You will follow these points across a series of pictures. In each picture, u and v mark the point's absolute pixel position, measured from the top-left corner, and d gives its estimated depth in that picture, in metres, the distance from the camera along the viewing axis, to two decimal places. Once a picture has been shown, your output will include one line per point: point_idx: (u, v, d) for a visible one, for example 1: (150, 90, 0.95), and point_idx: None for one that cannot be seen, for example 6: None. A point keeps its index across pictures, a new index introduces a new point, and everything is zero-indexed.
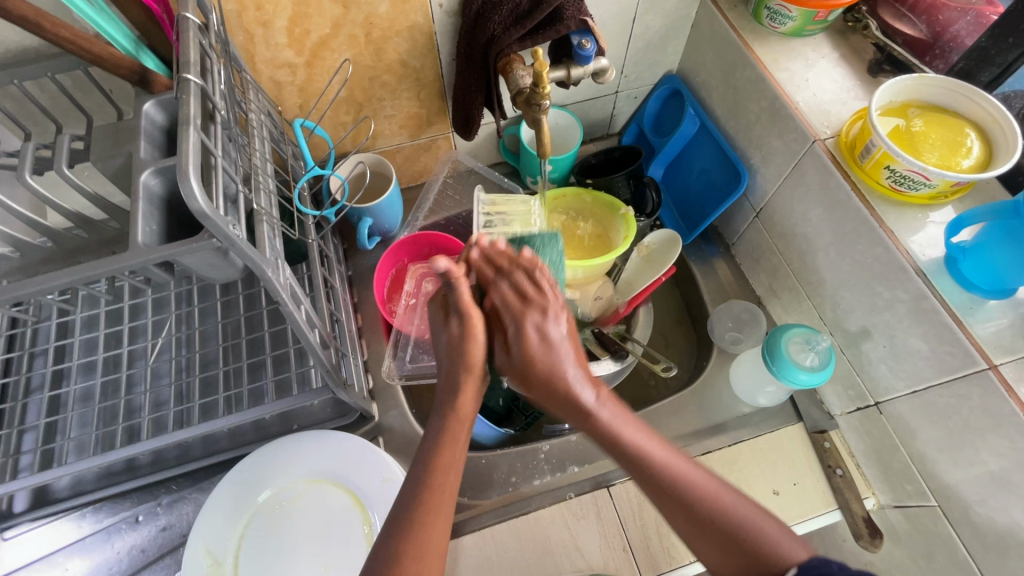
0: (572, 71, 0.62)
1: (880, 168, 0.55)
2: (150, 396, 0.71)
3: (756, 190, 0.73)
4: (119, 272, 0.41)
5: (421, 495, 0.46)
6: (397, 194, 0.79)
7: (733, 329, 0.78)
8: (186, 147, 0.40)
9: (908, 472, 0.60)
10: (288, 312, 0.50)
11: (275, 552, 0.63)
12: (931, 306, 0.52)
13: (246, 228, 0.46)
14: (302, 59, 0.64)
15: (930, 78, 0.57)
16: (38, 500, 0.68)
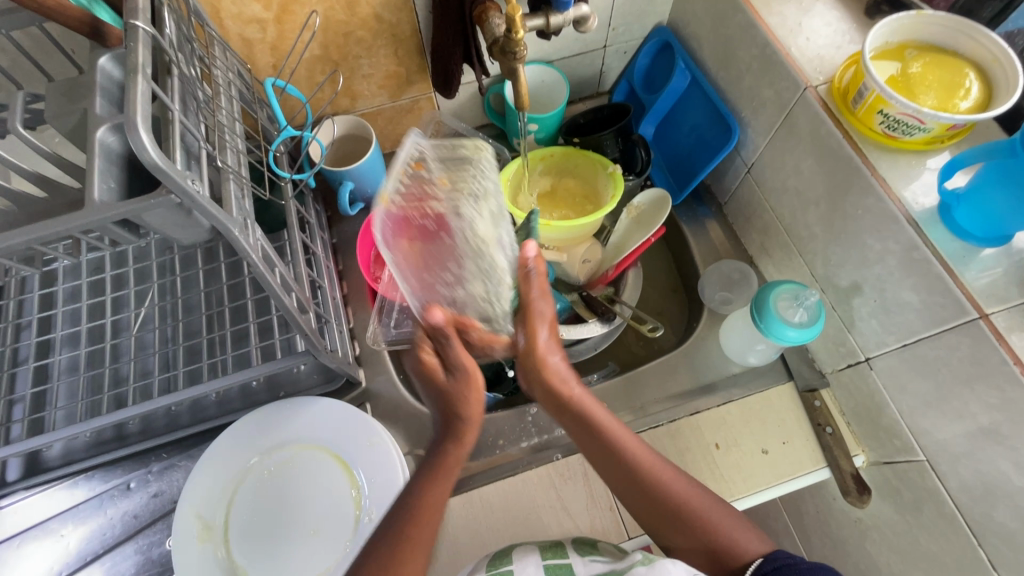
0: (552, 19, 0.59)
1: (873, 113, 0.52)
2: (136, 366, 0.71)
3: (747, 145, 0.71)
4: (77, 232, 0.40)
5: (407, 526, 0.51)
6: (378, 157, 0.77)
7: (724, 289, 0.77)
8: (136, 97, 0.38)
9: (897, 428, 0.59)
10: (260, 274, 0.48)
11: (265, 514, 0.64)
12: (922, 256, 0.51)
13: (210, 185, 0.44)
14: (270, 14, 0.62)
15: (929, 15, 0.53)
16: (30, 469, 0.69)
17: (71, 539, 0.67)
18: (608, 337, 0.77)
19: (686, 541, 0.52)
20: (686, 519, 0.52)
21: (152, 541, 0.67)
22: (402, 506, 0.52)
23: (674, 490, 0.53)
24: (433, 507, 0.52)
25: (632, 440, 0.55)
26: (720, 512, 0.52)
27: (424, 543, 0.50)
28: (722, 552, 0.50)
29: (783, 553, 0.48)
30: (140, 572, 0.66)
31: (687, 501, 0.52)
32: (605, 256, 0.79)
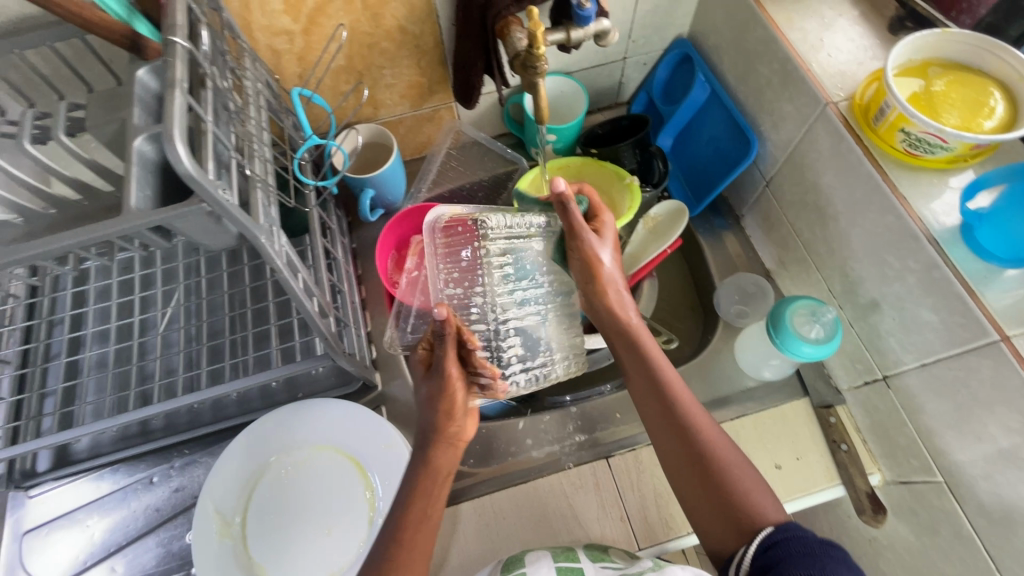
0: (573, 33, 0.59)
1: (894, 131, 0.52)
2: (162, 363, 0.74)
3: (766, 158, 0.71)
4: (112, 237, 0.42)
5: (404, 509, 0.52)
6: (399, 165, 0.78)
7: (740, 302, 0.76)
8: (172, 110, 0.40)
9: (915, 448, 0.59)
10: (284, 280, 0.50)
11: (280, 510, 0.65)
12: (942, 275, 0.50)
13: (238, 193, 0.46)
14: (299, 26, 0.63)
15: (953, 33, 0.53)
16: (59, 461, 0.71)
17: (96, 529, 0.69)
18: None
19: (704, 494, 0.53)
20: (714, 476, 0.53)
21: (173, 535, 0.69)
22: (390, 535, 0.51)
23: (709, 441, 0.54)
24: (421, 524, 0.52)
25: (682, 391, 0.57)
26: (745, 477, 0.53)
27: (420, 559, 0.51)
28: (740, 514, 0.50)
29: (793, 526, 0.47)
30: (161, 564, 0.68)
31: (718, 454, 0.54)
32: (620, 268, 0.78)
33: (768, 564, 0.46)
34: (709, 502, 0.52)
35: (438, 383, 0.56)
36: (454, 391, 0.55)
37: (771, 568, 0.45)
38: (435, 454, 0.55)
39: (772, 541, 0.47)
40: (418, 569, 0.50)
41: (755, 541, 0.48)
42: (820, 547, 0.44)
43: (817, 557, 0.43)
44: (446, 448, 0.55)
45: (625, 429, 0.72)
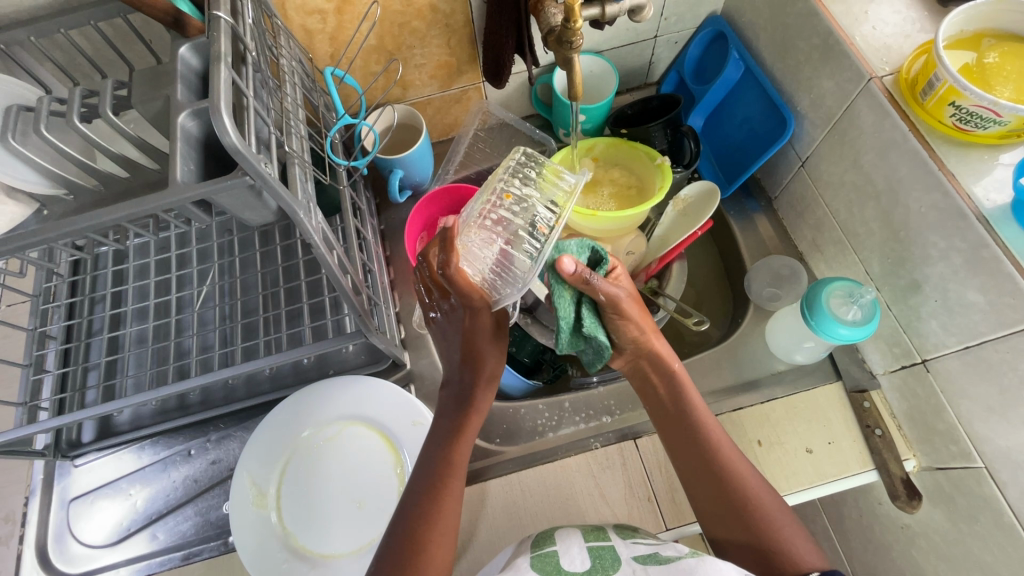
0: (607, 9, 0.58)
1: (943, 105, 0.50)
2: (198, 340, 0.76)
3: (803, 138, 0.69)
4: (159, 211, 0.43)
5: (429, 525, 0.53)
6: (427, 146, 0.79)
7: (771, 285, 0.75)
8: (218, 84, 0.40)
9: (954, 433, 0.57)
10: (321, 255, 0.50)
11: (313, 486, 0.67)
12: (991, 255, 0.48)
13: (279, 167, 0.47)
14: (332, 5, 0.63)
15: (1010, 2, 0.51)
16: (103, 432, 0.74)
17: (137, 498, 0.72)
18: None
19: (735, 528, 0.53)
20: (757, 526, 0.52)
21: (211, 505, 0.71)
22: (435, 469, 0.56)
23: (759, 499, 0.53)
24: (454, 472, 0.56)
25: (718, 433, 0.57)
26: (784, 519, 0.53)
27: (446, 525, 0.54)
28: (776, 558, 0.51)
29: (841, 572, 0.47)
30: (199, 532, 0.70)
31: (761, 509, 0.53)
32: (648, 250, 0.78)
33: None
34: (751, 548, 0.52)
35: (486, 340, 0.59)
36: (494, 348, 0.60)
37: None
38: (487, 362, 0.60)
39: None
40: (451, 520, 0.54)
41: None
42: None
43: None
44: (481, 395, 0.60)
45: None
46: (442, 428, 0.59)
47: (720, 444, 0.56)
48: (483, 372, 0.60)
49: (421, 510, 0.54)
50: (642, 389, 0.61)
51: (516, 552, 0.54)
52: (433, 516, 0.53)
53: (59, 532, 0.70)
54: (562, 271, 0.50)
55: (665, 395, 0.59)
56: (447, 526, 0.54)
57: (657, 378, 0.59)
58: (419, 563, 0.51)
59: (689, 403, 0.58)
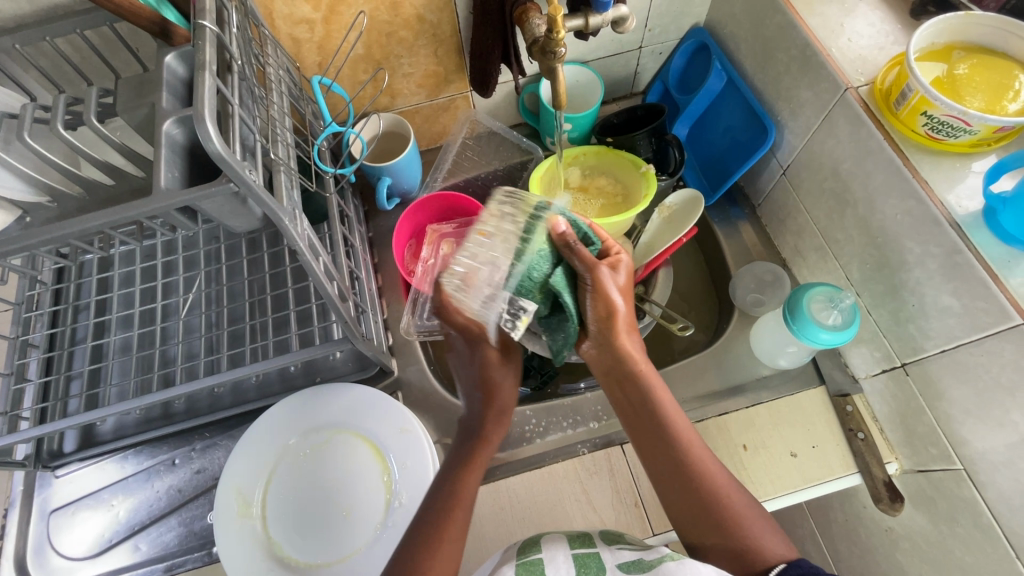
0: (591, 20, 0.59)
1: (916, 115, 0.52)
2: (183, 347, 0.75)
3: (783, 146, 0.70)
4: (143, 217, 0.43)
5: (436, 530, 0.52)
6: (415, 154, 0.79)
7: (755, 291, 0.76)
8: (202, 92, 0.41)
9: (933, 435, 0.58)
10: (306, 262, 0.50)
11: (300, 494, 0.66)
12: (965, 260, 0.50)
13: (264, 175, 0.47)
14: (319, 15, 0.64)
15: (978, 16, 0.52)
16: (85, 442, 0.73)
17: (120, 509, 0.71)
18: None
19: (705, 526, 0.52)
20: (725, 520, 0.51)
21: (195, 515, 0.70)
22: (440, 496, 0.54)
23: (722, 492, 0.53)
24: (462, 502, 0.53)
25: (686, 431, 0.56)
26: (750, 513, 0.52)
27: (455, 534, 0.52)
28: (746, 555, 0.50)
29: (806, 563, 0.47)
30: (183, 543, 0.69)
31: (726, 502, 0.52)
32: (635, 257, 0.79)
33: None
34: (720, 545, 0.51)
35: (496, 372, 0.60)
36: (496, 382, 0.60)
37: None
38: (496, 393, 0.60)
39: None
40: (456, 542, 0.52)
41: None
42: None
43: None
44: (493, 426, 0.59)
45: None
46: (450, 466, 0.57)
47: (684, 437, 0.55)
48: (493, 405, 0.60)
49: (430, 526, 0.52)
50: (608, 384, 0.60)
51: (503, 560, 0.54)
52: (433, 546, 0.51)
53: (39, 545, 0.69)
54: (552, 228, 0.53)
55: (630, 390, 0.58)
56: (450, 554, 0.51)
57: (620, 373, 0.58)
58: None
59: (654, 398, 0.57)
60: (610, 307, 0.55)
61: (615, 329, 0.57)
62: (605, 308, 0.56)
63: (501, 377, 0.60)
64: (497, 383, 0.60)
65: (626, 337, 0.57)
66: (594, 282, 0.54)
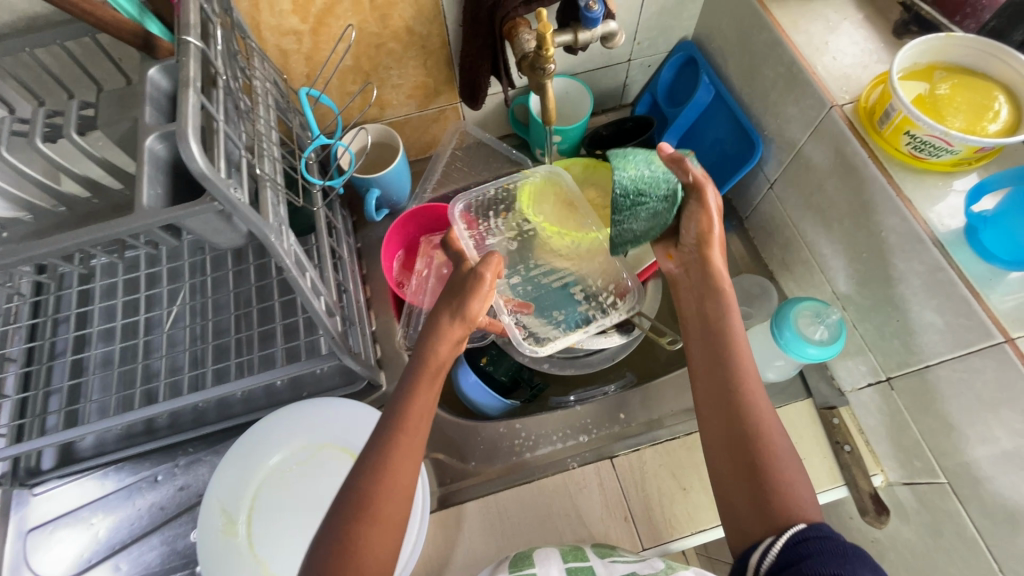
0: (580, 35, 0.60)
1: (899, 134, 0.53)
2: (167, 361, 0.74)
3: (770, 160, 0.71)
4: (125, 236, 0.42)
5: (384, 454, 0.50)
6: (404, 165, 0.79)
7: (743, 303, 0.76)
8: (186, 109, 0.40)
9: (917, 449, 0.59)
10: (293, 279, 0.50)
11: (285, 512, 0.65)
12: (947, 277, 0.50)
13: (249, 192, 0.46)
14: (307, 26, 0.63)
15: (958, 38, 0.54)
16: (64, 459, 0.71)
17: (100, 527, 0.69)
18: (628, 347, 0.77)
19: (736, 466, 0.51)
20: (761, 457, 0.50)
21: (178, 533, 0.69)
22: (389, 418, 0.52)
23: (768, 431, 0.51)
24: (415, 421, 0.52)
25: (750, 366, 0.55)
26: (792, 469, 0.49)
27: (405, 465, 0.50)
28: (773, 506, 0.47)
29: (825, 527, 0.44)
30: (166, 563, 0.68)
31: (767, 441, 0.50)
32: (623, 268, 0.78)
33: (793, 558, 0.43)
34: (747, 485, 0.49)
35: (472, 283, 0.56)
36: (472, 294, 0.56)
37: (795, 563, 0.42)
38: (466, 303, 0.55)
39: (799, 541, 0.43)
40: (407, 473, 0.50)
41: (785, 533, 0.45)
42: (853, 549, 0.42)
43: (847, 558, 0.40)
44: (443, 341, 0.55)
45: (628, 430, 0.72)
46: (407, 371, 0.54)
47: (746, 368, 0.54)
48: (460, 313, 0.55)
49: (386, 451, 0.50)
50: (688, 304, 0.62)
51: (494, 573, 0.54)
52: (384, 470, 0.49)
53: (15, 566, 0.67)
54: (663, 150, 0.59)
55: (706, 312, 0.59)
56: (404, 473, 0.50)
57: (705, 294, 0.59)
58: (364, 517, 0.47)
59: (730, 324, 0.57)
60: (704, 230, 0.60)
61: (707, 248, 0.59)
62: (699, 231, 0.60)
63: (467, 294, 0.56)
64: (465, 301, 0.56)
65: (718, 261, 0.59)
66: (700, 199, 0.59)
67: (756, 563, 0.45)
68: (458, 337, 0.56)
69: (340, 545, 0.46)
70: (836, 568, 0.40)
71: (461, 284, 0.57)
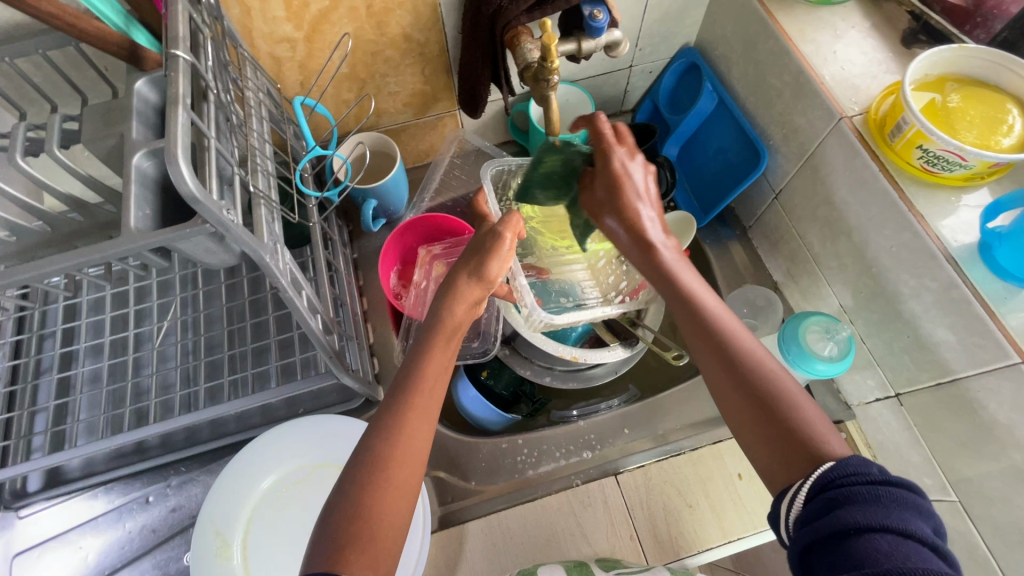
0: (583, 44, 0.58)
1: (911, 148, 0.51)
2: (157, 378, 0.72)
3: (776, 171, 0.70)
4: (112, 259, 0.40)
5: (378, 445, 0.43)
6: (402, 174, 0.77)
7: (748, 315, 0.75)
8: (175, 128, 0.38)
9: (928, 466, 0.58)
10: (289, 299, 0.48)
11: (283, 533, 0.64)
12: (961, 295, 0.49)
13: (242, 211, 0.44)
14: (301, 34, 0.61)
15: (970, 49, 0.53)
16: (51, 481, 0.69)
17: (89, 551, 0.67)
18: (628, 361, 0.75)
19: (739, 399, 0.43)
20: (768, 397, 0.41)
21: (170, 557, 0.67)
22: (401, 379, 0.47)
23: (760, 362, 0.43)
24: (422, 388, 0.46)
25: (714, 302, 0.47)
26: (803, 401, 0.41)
27: (407, 478, 0.42)
28: (798, 450, 0.39)
29: (857, 459, 0.37)
30: None
31: (767, 373, 0.43)
32: None
33: (830, 502, 0.35)
34: (761, 428, 0.41)
35: (489, 244, 0.53)
36: (491, 256, 0.52)
37: (834, 509, 0.35)
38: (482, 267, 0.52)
39: (831, 481, 0.36)
40: (414, 466, 0.43)
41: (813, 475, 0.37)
42: (888, 488, 0.34)
43: (884, 503, 0.34)
44: (457, 303, 0.50)
45: (632, 446, 0.71)
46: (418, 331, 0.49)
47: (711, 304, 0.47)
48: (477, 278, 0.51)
49: (373, 436, 0.43)
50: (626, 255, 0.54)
51: None
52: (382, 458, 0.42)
53: None
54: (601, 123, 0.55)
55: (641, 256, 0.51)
56: (421, 438, 0.44)
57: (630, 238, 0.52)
58: (380, 474, 0.41)
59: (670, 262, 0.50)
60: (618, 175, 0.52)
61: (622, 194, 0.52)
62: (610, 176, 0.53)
63: (487, 254, 0.52)
64: (486, 267, 0.52)
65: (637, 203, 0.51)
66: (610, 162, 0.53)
67: (788, 515, 0.38)
68: (473, 295, 0.51)
69: (355, 506, 0.40)
70: (874, 516, 0.33)
71: (479, 244, 0.53)
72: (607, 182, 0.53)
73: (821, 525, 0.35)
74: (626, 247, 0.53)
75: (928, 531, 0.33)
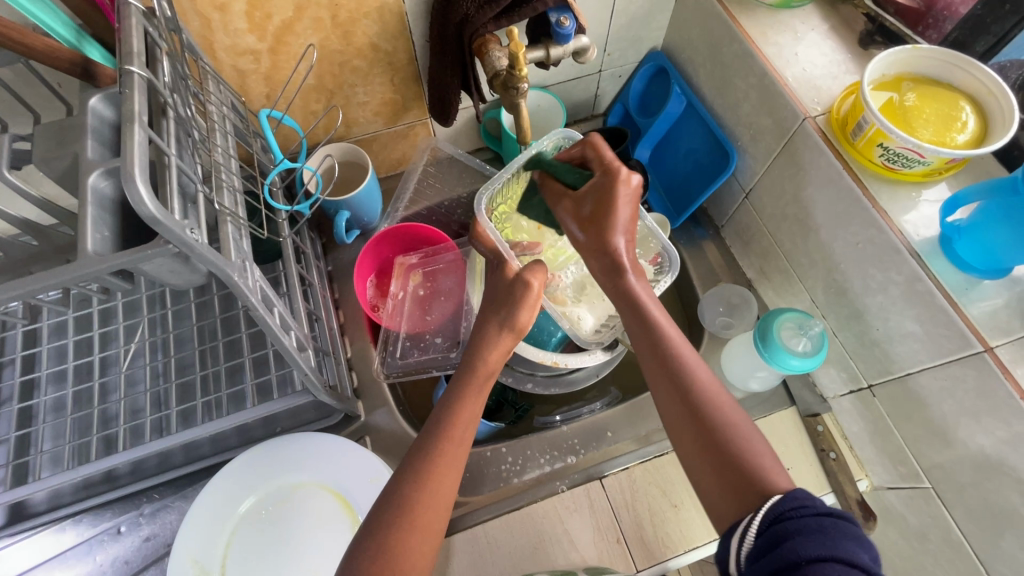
0: (552, 51, 0.59)
1: (872, 146, 0.53)
2: (126, 403, 0.69)
3: (745, 170, 0.71)
4: (69, 285, 0.38)
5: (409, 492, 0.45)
6: (375, 184, 0.76)
7: (723, 314, 0.77)
8: (131, 146, 0.37)
9: (901, 455, 0.59)
10: (260, 317, 0.47)
11: (264, 558, 0.62)
12: (925, 288, 0.51)
13: (207, 229, 0.43)
14: (265, 45, 0.60)
15: (923, 49, 0.54)
16: (15, 516, 0.65)
17: None
18: (609, 363, 0.75)
19: (706, 453, 0.45)
20: (730, 448, 0.44)
21: None
22: (434, 426, 0.49)
23: (726, 414, 0.46)
24: (453, 437, 0.49)
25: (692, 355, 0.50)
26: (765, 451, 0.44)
27: (431, 520, 0.45)
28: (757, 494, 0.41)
29: (803, 493, 0.39)
30: None
31: (731, 424, 0.45)
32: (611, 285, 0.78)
33: (774, 538, 0.37)
34: (721, 477, 0.43)
35: (520, 288, 0.57)
36: (523, 293, 0.57)
37: (779, 543, 0.36)
38: (511, 313, 0.56)
39: (780, 514, 0.38)
40: (439, 513, 0.46)
41: (760, 515, 0.39)
42: (833, 523, 0.36)
43: (830, 533, 0.35)
44: (487, 348, 0.55)
45: (617, 449, 0.71)
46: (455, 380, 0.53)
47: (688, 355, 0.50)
48: (508, 326, 0.56)
49: (406, 475, 0.46)
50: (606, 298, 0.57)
51: None
52: (407, 498, 0.45)
53: None
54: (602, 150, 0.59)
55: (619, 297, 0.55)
56: (446, 487, 0.47)
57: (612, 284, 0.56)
58: (403, 520, 0.44)
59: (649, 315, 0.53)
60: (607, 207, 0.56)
61: (608, 225, 0.56)
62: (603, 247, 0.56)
63: (516, 304, 0.57)
64: (519, 314, 0.56)
65: (615, 228, 0.56)
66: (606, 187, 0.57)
67: (737, 551, 0.39)
68: (506, 345, 0.55)
69: (375, 554, 0.42)
70: (820, 548, 0.34)
71: (509, 293, 0.58)
72: (596, 200, 0.58)
73: (770, 560, 0.35)
74: (599, 266, 0.58)
75: (871, 562, 0.34)
